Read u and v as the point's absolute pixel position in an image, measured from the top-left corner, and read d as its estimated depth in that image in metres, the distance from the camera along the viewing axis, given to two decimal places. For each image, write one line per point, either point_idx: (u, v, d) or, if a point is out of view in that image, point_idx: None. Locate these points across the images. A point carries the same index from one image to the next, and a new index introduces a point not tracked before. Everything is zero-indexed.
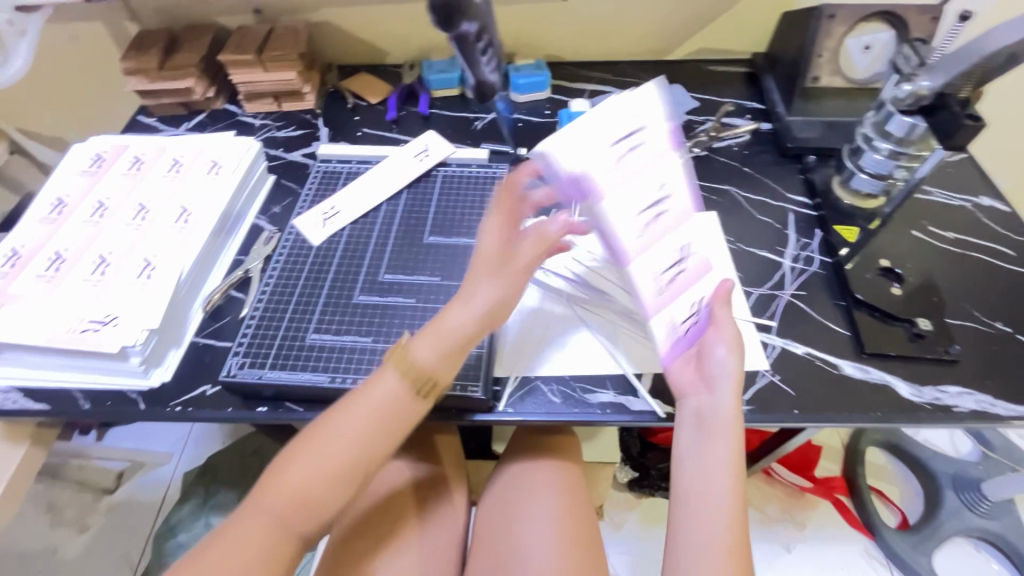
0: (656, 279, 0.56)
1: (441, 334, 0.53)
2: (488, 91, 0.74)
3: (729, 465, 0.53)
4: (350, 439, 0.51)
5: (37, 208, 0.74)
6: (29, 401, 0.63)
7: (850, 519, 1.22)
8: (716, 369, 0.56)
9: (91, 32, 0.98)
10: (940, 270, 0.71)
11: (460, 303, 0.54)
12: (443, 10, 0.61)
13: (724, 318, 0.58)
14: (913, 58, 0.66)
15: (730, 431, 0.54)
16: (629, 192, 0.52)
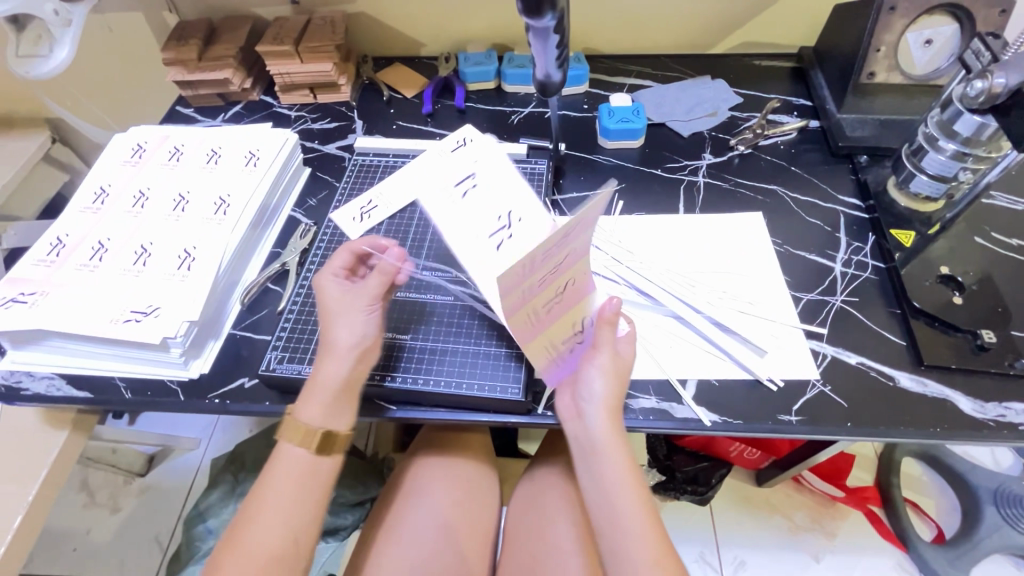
0: (533, 315, 0.51)
1: (324, 389, 0.55)
2: (550, 90, 0.64)
3: (622, 478, 0.52)
4: (290, 495, 0.53)
5: (80, 197, 0.75)
6: (73, 388, 0.64)
7: (883, 531, 1.18)
8: (590, 391, 0.54)
9: (132, 23, 0.98)
10: (1005, 278, 0.67)
11: (332, 352, 0.56)
12: None
13: (606, 343, 0.55)
14: (984, 54, 0.63)
15: (613, 448, 0.53)
16: (540, 296, 0.49)
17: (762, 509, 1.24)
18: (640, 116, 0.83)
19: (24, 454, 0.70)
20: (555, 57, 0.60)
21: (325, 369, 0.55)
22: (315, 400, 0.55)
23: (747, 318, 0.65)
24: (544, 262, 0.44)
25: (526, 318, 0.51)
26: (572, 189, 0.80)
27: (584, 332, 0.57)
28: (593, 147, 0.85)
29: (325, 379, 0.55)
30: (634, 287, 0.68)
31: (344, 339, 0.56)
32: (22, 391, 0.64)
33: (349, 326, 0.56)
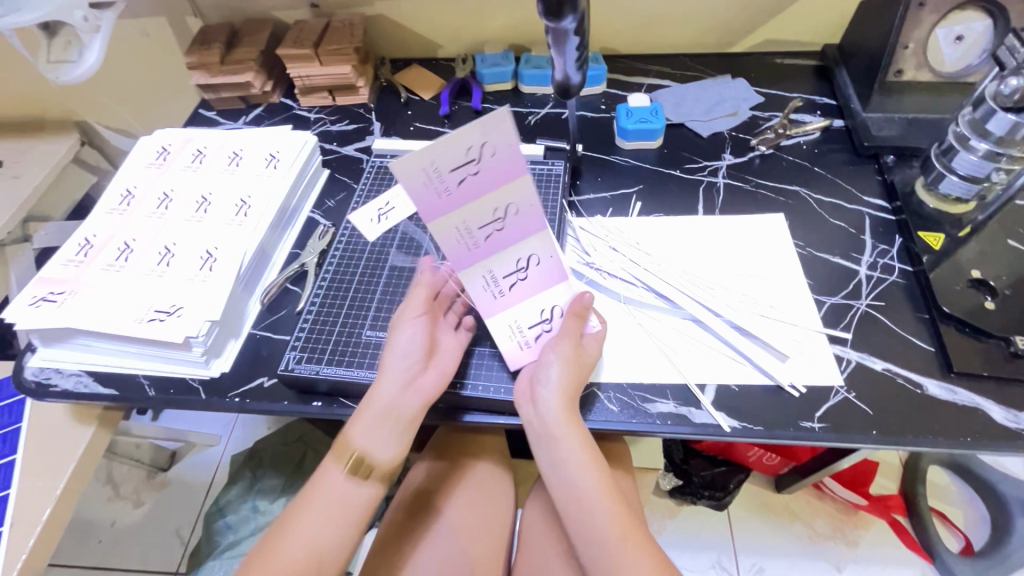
0: (494, 285, 0.56)
1: (373, 406, 0.55)
2: (570, 91, 0.62)
3: (580, 455, 0.53)
4: (328, 505, 0.53)
5: (107, 199, 0.77)
6: (99, 385, 0.66)
7: (907, 541, 1.15)
8: (548, 376, 0.55)
9: (156, 28, 1.01)
10: None
11: (388, 367, 0.56)
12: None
13: (572, 333, 0.57)
14: (1019, 51, 0.60)
15: (570, 430, 0.54)
16: (460, 214, 0.47)
17: (781, 516, 1.21)
18: (658, 116, 0.82)
19: (51, 449, 0.72)
20: (576, 59, 0.58)
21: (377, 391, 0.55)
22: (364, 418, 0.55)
23: (769, 322, 0.64)
24: (434, 164, 0.42)
25: (452, 240, 0.49)
26: (589, 190, 0.80)
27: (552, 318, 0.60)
28: (610, 148, 0.85)
29: (376, 400, 0.55)
30: (652, 289, 0.67)
31: (396, 356, 0.57)
32: (51, 388, 0.65)
33: (401, 348, 0.57)
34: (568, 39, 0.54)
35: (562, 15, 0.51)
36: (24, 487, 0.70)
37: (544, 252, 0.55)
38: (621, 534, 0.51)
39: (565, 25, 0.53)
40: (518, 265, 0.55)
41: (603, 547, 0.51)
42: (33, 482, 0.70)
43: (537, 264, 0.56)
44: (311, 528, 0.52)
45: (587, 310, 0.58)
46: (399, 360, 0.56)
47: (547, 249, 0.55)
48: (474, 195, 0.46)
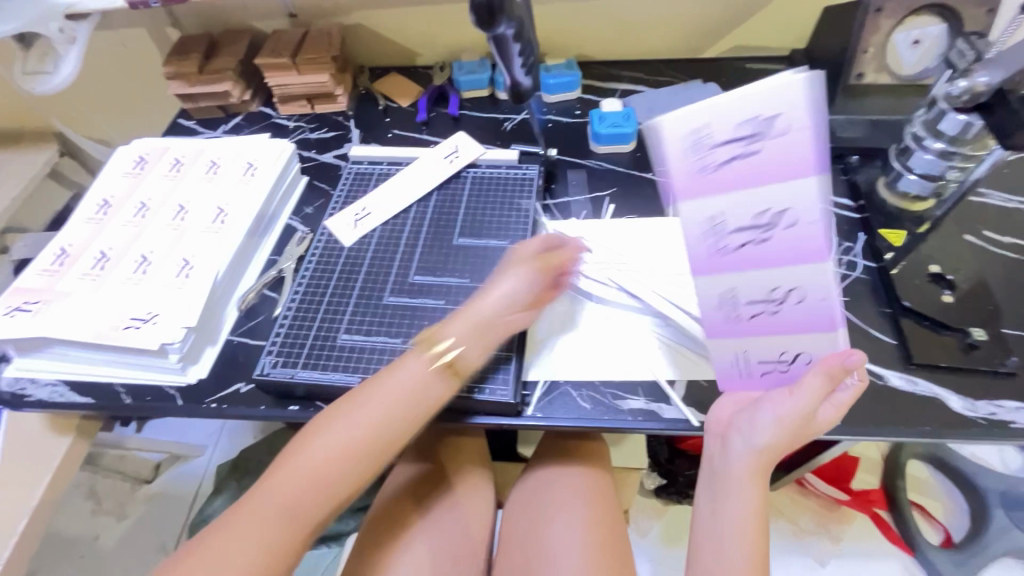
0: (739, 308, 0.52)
1: (472, 316, 0.60)
2: (522, 93, 0.68)
3: (740, 520, 0.54)
4: (300, 480, 0.51)
5: (84, 208, 0.77)
6: (75, 394, 0.66)
7: (889, 535, 1.17)
8: (740, 441, 0.54)
9: (135, 38, 1.01)
10: (997, 276, 0.67)
11: (386, 386, 0.55)
12: (484, 6, 0.56)
13: (808, 390, 0.51)
14: (968, 53, 0.64)
15: (748, 488, 0.54)
16: (721, 203, 0.46)
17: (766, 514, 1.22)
18: (631, 121, 0.84)
19: (28, 460, 0.71)
20: (522, 63, 0.65)
21: (358, 400, 0.55)
22: (341, 417, 0.54)
23: None
24: (700, 132, 0.44)
25: (698, 235, 0.48)
26: (564, 194, 0.81)
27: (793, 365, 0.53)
28: (584, 151, 0.86)
29: (359, 405, 0.54)
30: (623, 288, 0.69)
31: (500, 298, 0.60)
32: (27, 398, 0.65)
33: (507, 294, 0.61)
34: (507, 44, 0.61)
35: (494, 23, 0.58)
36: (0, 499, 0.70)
37: (803, 283, 0.49)
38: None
39: (501, 31, 0.60)
40: (775, 293, 0.50)
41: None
42: (10, 494, 0.70)
43: (796, 297, 0.50)
44: (284, 492, 0.50)
45: (843, 372, 0.50)
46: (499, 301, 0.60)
47: (814, 279, 0.48)
48: (726, 184, 0.45)
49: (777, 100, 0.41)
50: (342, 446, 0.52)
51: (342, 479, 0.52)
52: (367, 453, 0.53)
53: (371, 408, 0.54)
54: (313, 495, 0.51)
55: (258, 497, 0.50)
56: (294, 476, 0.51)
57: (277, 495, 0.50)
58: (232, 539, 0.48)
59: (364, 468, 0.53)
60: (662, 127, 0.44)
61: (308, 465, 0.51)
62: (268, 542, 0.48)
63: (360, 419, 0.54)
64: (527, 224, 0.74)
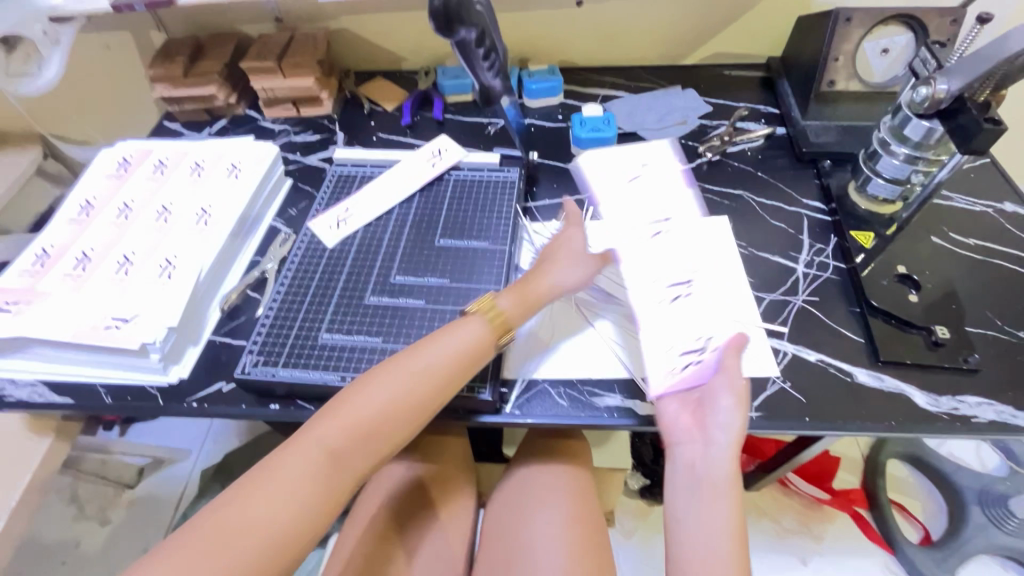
0: (660, 290, 0.69)
1: (524, 288, 0.63)
2: (489, 96, 0.71)
3: (729, 520, 0.52)
4: (359, 427, 0.52)
5: (66, 209, 0.77)
6: (55, 394, 0.66)
7: (869, 534, 1.19)
8: (717, 434, 0.54)
9: (120, 40, 1.02)
10: (961, 276, 0.69)
11: (436, 343, 0.57)
12: (443, 14, 0.58)
13: (732, 366, 0.58)
14: (931, 62, 0.66)
15: (732, 488, 0.53)
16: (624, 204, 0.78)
17: (749, 514, 1.24)
18: (611, 125, 0.86)
19: (8, 461, 0.71)
20: (488, 68, 0.67)
21: (422, 351, 0.57)
22: (400, 368, 0.55)
23: (710, 317, 0.67)
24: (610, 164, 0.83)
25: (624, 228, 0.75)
26: (546, 197, 0.83)
27: (708, 352, 0.62)
28: (566, 155, 0.88)
29: (427, 354, 0.56)
30: (601, 289, 0.70)
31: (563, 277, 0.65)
32: (5, 398, 0.65)
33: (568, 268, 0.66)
34: (470, 48, 0.62)
35: (454, 29, 0.59)
36: None
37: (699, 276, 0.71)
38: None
39: (463, 36, 0.61)
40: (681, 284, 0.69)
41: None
42: None
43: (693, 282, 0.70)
44: (332, 438, 0.50)
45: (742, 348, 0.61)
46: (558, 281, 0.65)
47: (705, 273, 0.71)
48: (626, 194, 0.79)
49: (649, 156, 0.83)
50: (398, 396, 0.54)
51: (392, 433, 0.53)
52: (426, 403, 0.55)
53: (437, 357, 0.56)
54: (330, 473, 0.50)
55: (283, 462, 0.49)
56: (343, 425, 0.51)
57: (324, 442, 0.50)
58: (274, 487, 0.47)
59: (413, 420, 0.54)
60: (584, 161, 0.84)
61: (356, 419, 0.52)
62: (315, 491, 0.48)
63: (421, 373, 0.55)
64: (508, 226, 0.76)
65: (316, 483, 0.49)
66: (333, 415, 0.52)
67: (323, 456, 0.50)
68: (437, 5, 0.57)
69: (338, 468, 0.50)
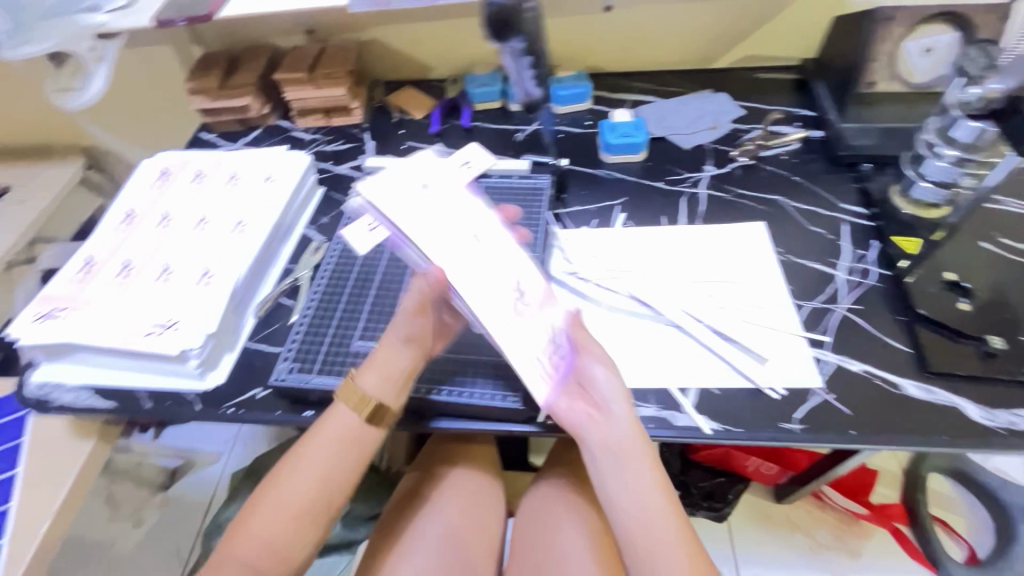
0: (505, 305, 0.55)
1: (380, 358, 0.59)
2: (534, 102, 0.69)
3: (652, 479, 0.53)
4: (266, 543, 0.53)
5: (109, 219, 0.79)
6: (98, 398, 0.68)
7: (910, 551, 1.14)
8: (614, 408, 0.53)
9: (160, 56, 1.06)
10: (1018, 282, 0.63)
11: (319, 437, 0.56)
12: (495, 19, 0.60)
13: (585, 341, 0.56)
14: (980, 60, 0.66)
15: (642, 457, 0.53)
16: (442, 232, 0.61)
17: (781, 527, 1.20)
18: (642, 131, 0.86)
19: (53, 463, 0.73)
20: (532, 73, 0.66)
21: (306, 452, 0.56)
22: (287, 478, 0.55)
23: (747, 325, 0.65)
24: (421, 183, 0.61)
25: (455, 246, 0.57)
26: (576, 203, 0.82)
27: (558, 343, 0.56)
28: (595, 161, 0.87)
29: (310, 457, 0.55)
30: (635, 296, 0.70)
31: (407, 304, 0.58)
32: (53, 402, 0.67)
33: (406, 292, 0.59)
34: (516, 53, 0.63)
35: (502, 34, 0.61)
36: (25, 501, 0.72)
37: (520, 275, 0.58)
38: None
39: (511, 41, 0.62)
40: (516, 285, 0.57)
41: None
42: (35, 495, 0.72)
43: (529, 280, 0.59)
44: (244, 560, 0.52)
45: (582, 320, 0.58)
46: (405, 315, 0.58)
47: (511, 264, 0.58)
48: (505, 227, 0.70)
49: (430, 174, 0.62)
50: (291, 509, 0.54)
51: (300, 541, 0.54)
52: (322, 505, 0.54)
53: (323, 454, 0.56)
54: (273, 560, 0.53)
55: (226, 563, 0.53)
56: (251, 546, 0.53)
57: (237, 564, 0.52)
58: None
59: (316, 522, 0.54)
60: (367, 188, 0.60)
61: (260, 537, 0.53)
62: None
63: (308, 477, 0.55)
64: (539, 233, 0.75)
65: (262, 573, 0.52)
66: (261, 506, 0.54)
67: (264, 550, 0.53)
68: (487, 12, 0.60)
69: (279, 555, 0.53)
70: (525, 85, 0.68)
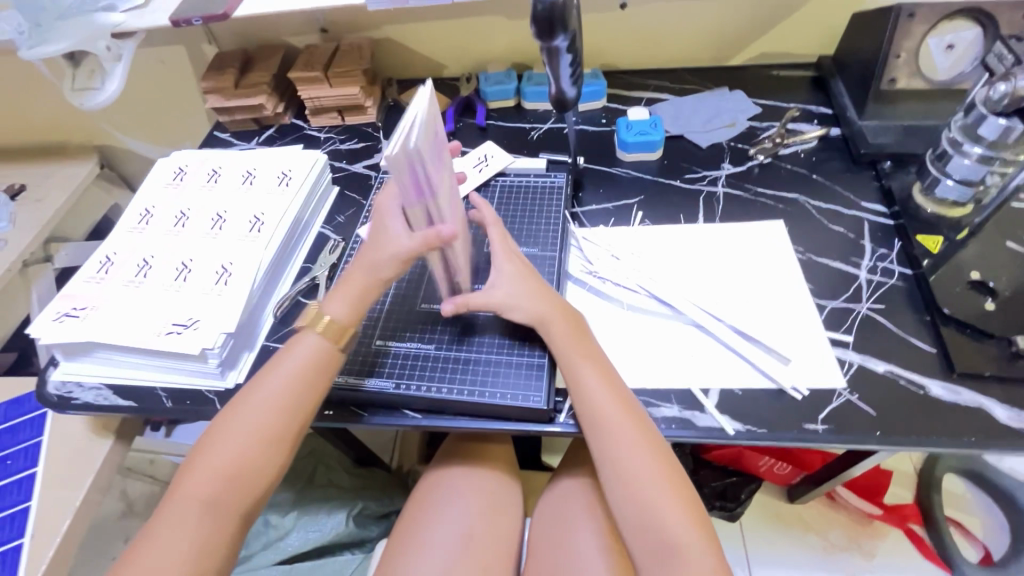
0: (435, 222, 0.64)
1: (351, 287, 0.62)
2: (565, 103, 0.67)
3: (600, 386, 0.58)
4: (226, 472, 0.54)
5: (127, 217, 0.80)
6: (118, 397, 0.68)
7: (924, 552, 1.13)
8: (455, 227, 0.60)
9: (173, 56, 1.05)
10: None
11: (275, 371, 0.59)
12: (544, 18, 0.57)
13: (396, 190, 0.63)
14: (1007, 57, 0.64)
15: (590, 370, 0.59)
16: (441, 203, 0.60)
17: (794, 527, 1.19)
18: (658, 128, 0.85)
19: (72, 461, 0.74)
20: (569, 74, 0.64)
21: (262, 385, 0.58)
22: (243, 411, 0.57)
23: (768, 325, 0.65)
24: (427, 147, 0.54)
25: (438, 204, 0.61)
26: (592, 202, 0.82)
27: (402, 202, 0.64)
28: (612, 160, 0.87)
29: (264, 391, 0.57)
30: (654, 296, 0.69)
31: (394, 238, 0.59)
32: (73, 401, 0.68)
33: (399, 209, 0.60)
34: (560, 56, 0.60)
35: (553, 31, 0.58)
36: (46, 498, 0.72)
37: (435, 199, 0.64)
38: (670, 489, 0.54)
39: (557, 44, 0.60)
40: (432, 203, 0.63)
41: (648, 512, 0.53)
42: (56, 492, 0.72)
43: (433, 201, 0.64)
44: (202, 492, 0.53)
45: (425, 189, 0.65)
46: (388, 253, 0.59)
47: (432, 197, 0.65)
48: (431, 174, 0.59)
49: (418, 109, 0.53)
50: (251, 437, 0.55)
51: (261, 467, 0.55)
52: (282, 431, 0.56)
53: (280, 385, 0.58)
54: (237, 480, 0.54)
55: (189, 496, 0.53)
56: (209, 478, 0.54)
57: (195, 496, 0.53)
58: (161, 547, 0.51)
59: (281, 441, 0.56)
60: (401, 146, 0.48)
61: (218, 468, 0.54)
62: (209, 536, 0.52)
63: (264, 407, 0.57)
64: (557, 232, 0.75)
65: (228, 496, 0.53)
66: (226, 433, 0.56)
67: (228, 470, 0.54)
68: (540, 5, 0.56)
69: (243, 473, 0.54)
70: (562, 83, 0.65)
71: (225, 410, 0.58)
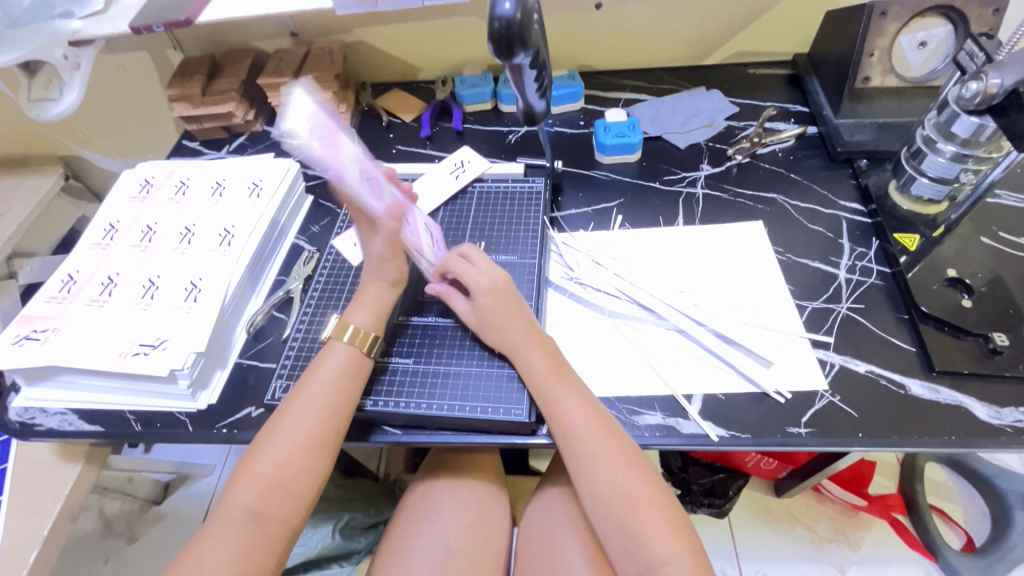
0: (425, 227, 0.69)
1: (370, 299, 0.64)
2: (536, 117, 0.67)
3: (580, 407, 0.57)
4: (271, 480, 0.52)
5: (91, 233, 0.77)
6: (84, 422, 0.66)
7: (908, 540, 1.14)
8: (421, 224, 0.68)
9: (138, 61, 1.02)
10: (1008, 268, 0.66)
11: (313, 380, 0.58)
12: (503, 38, 0.54)
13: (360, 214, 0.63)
14: (978, 55, 0.64)
15: (568, 391, 0.57)
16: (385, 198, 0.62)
17: (782, 521, 1.19)
18: (636, 130, 0.84)
19: (37, 490, 0.71)
20: (536, 89, 0.63)
21: (299, 394, 0.57)
22: (282, 420, 0.55)
23: (752, 329, 0.64)
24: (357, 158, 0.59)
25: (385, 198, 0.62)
26: (571, 206, 0.81)
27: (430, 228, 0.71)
28: (590, 162, 0.86)
29: (301, 401, 0.56)
30: (636, 301, 0.69)
31: None
32: (35, 428, 0.65)
33: None
34: (524, 72, 0.58)
35: (514, 53, 0.55)
36: (9, 528, 0.69)
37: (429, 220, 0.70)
38: (655, 510, 0.53)
39: (519, 61, 0.57)
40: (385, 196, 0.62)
41: (633, 537, 0.52)
42: (19, 522, 0.69)
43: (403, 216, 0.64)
44: (246, 502, 0.51)
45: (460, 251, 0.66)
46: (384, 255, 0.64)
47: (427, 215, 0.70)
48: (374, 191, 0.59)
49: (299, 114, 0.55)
50: (291, 448, 0.54)
51: (302, 477, 0.53)
52: (322, 440, 0.55)
53: (319, 394, 0.57)
54: (275, 494, 0.52)
55: (226, 510, 0.51)
56: (253, 488, 0.52)
57: (239, 506, 0.51)
58: (199, 564, 0.48)
59: (316, 454, 0.54)
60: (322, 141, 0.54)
61: (261, 478, 0.52)
62: (247, 554, 0.49)
63: (303, 416, 0.55)
64: (537, 237, 0.74)
65: (264, 512, 0.51)
66: (259, 448, 0.54)
67: (268, 485, 0.52)
68: (498, 27, 0.53)
69: (280, 488, 0.52)
70: (531, 98, 0.64)
71: (267, 422, 0.57)
